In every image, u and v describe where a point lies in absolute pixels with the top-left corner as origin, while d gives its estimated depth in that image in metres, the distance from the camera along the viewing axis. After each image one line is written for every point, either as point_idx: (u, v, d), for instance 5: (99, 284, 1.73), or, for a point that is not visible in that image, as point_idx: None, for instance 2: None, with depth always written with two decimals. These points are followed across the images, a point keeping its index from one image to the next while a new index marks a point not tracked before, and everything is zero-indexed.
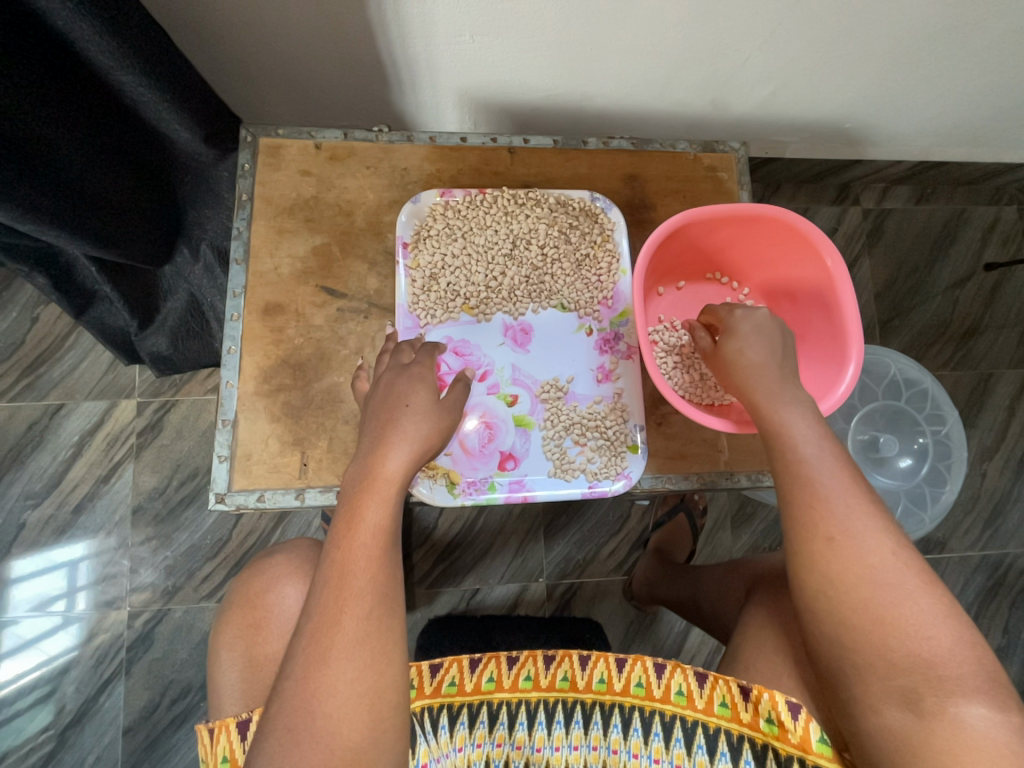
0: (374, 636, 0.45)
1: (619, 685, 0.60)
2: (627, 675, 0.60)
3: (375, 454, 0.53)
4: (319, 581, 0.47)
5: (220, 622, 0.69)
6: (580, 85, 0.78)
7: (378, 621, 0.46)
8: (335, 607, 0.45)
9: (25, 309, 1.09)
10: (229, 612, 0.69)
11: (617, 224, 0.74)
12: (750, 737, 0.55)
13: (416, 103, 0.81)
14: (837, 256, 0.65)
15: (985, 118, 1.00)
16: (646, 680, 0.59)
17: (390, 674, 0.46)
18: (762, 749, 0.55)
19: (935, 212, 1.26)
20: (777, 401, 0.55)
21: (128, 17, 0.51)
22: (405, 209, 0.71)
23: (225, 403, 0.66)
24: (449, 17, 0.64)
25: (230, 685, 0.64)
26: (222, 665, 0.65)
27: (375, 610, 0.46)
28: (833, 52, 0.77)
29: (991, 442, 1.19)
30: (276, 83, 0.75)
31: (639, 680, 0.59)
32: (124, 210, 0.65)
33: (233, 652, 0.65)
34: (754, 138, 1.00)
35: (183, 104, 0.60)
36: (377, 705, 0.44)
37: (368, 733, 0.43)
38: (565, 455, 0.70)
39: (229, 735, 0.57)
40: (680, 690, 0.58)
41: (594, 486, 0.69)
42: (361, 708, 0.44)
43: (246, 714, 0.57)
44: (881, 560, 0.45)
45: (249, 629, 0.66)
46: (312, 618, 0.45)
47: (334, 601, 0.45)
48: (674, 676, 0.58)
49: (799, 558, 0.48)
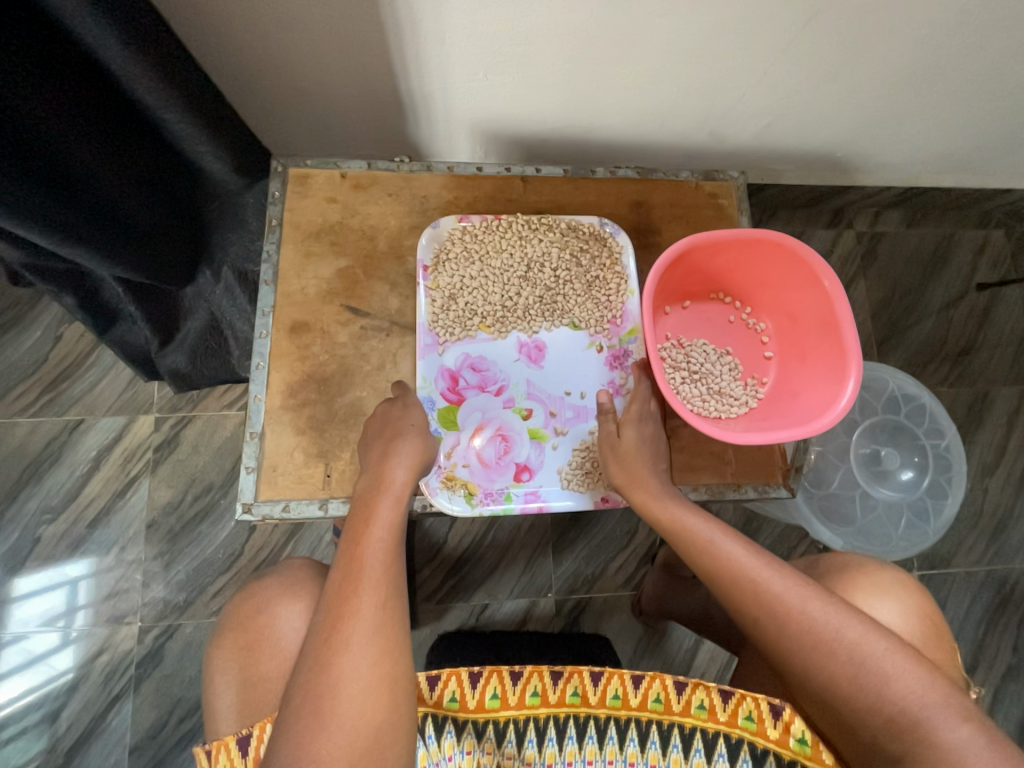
0: (390, 622, 0.49)
1: (635, 701, 0.61)
2: (644, 692, 0.61)
3: (383, 463, 0.59)
4: (336, 573, 0.51)
5: (212, 646, 0.70)
6: (588, 119, 0.83)
7: (392, 609, 0.49)
8: (353, 595, 0.48)
9: (50, 328, 1.13)
10: (220, 636, 0.70)
11: (624, 248, 0.78)
12: (776, 751, 0.58)
13: (431, 136, 0.85)
14: (834, 277, 0.69)
15: (972, 147, 1.05)
16: (665, 696, 0.61)
17: (403, 662, 0.48)
18: (788, 764, 0.57)
19: (927, 235, 1.30)
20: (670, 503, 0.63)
21: (177, 63, 0.55)
22: (425, 234, 0.75)
23: (253, 417, 0.69)
24: (464, 59, 0.69)
25: (225, 709, 0.65)
26: (216, 688, 0.67)
27: (389, 599, 0.50)
28: (826, 87, 0.82)
29: (991, 458, 1.22)
30: (301, 118, 0.79)
31: (657, 696, 0.61)
32: (154, 235, 0.69)
33: (227, 674, 0.67)
34: (751, 167, 1.05)
35: (218, 139, 0.64)
36: (394, 688, 0.47)
37: (387, 715, 0.46)
38: (577, 469, 0.73)
39: (228, 753, 0.58)
40: (701, 704, 0.60)
41: (606, 499, 0.72)
42: (381, 691, 0.46)
43: (247, 730, 0.59)
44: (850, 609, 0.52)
45: (242, 651, 0.68)
46: (329, 608, 0.48)
47: (352, 590, 0.49)
48: (696, 692, 0.61)
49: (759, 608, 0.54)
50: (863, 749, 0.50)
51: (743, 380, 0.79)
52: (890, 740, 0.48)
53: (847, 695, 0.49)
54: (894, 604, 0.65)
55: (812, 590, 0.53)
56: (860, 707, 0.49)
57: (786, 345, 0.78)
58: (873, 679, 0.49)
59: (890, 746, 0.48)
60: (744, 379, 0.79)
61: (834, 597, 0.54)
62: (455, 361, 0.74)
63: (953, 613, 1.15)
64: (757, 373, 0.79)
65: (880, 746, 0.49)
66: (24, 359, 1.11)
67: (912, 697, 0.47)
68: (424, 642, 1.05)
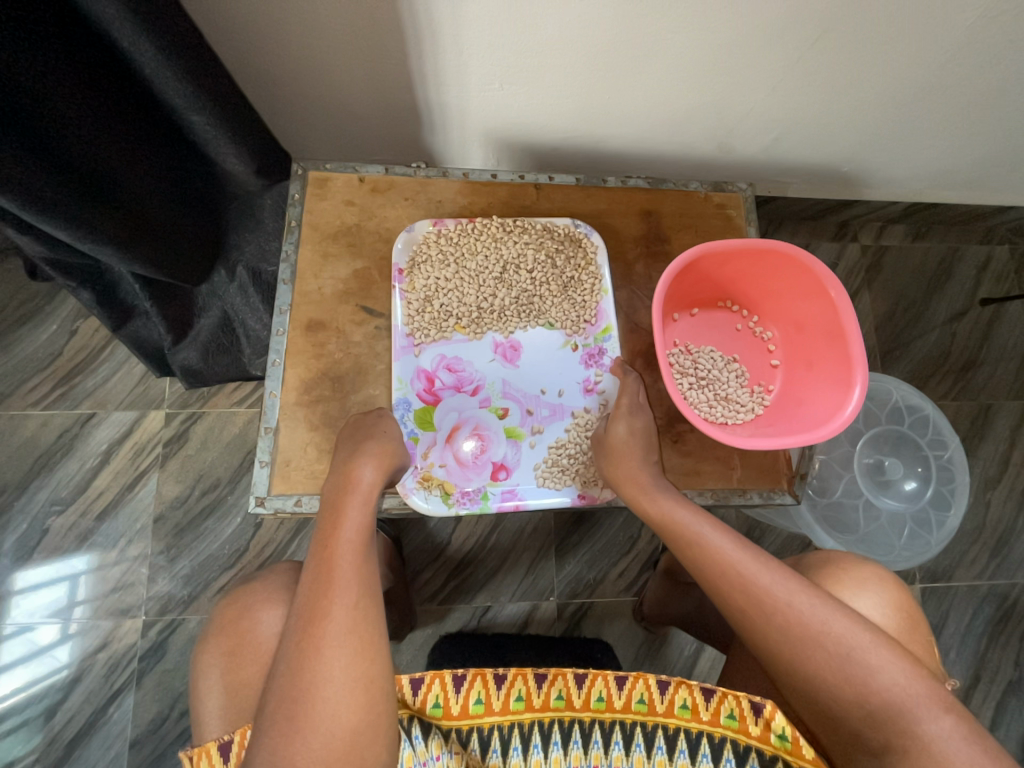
0: (363, 624, 0.50)
1: (619, 702, 0.63)
2: (627, 693, 0.63)
3: (350, 466, 0.60)
4: (307, 578, 0.51)
5: (201, 648, 0.71)
6: (600, 130, 0.85)
7: (365, 610, 0.50)
8: (325, 597, 0.49)
9: (66, 322, 1.14)
10: (209, 638, 0.71)
11: (599, 248, 0.79)
12: (757, 749, 0.59)
13: (446, 142, 0.86)
14: (841, 288, 0.70)
15: (976, 164, 1.06)
16: (648, 697, 0.63)
17: (378, 662, 0.49)
18: (770, 760, 0.58)
19: (931, 250, 1.32)
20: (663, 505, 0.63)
21: (210, 74, 0.57)
22: (401, 238, 0.75)
23: (268, 412, 0.71)
24: (482, 70, 0.70)
25: (210, 712, 0.66)
26: (202, 693, 0.67)
27: (361, 601, 0.50)
28: (833, 103, 0.83)
29: (994, 473, 1.23)
30: (320, 123, 0.81)
31: (640, 697, 0.63)
32: (174, 234, 0.71)
33: (212, 677, 0.67)
34: (759, 180, 1.06)
35: (242, 144, 0.66)
36: (370, 689, 0.48)
37: (364, 715, 0.47)
38: (552, 466, 0.74)
39: (209, 759, 0.59)
40: (683, 704, 0.62)
41: (583, 495, 0.73)
42: (357, 692, 0.47)
43: (227, 737, 0.59)
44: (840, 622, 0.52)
45: (228, 655, 0.68)
46: (301, 612, 0.49)
47: (323, 594, 0.50)
48: (678, 692, 0.62)
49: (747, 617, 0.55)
50: (848, 741, 0.51)
51: (750, 388, 0.81)
52: (875, 726, 0.48)
53: (833, 686, 0.50)
54: (895, 613, 0.66)
55: (801, 582, 0.55)
56: (846, 697, 0.50)
57: (792, 354, 0.79)
58: (860, 670, 0.50)
59: (875, 736, 0.49)
60: (750, 386, 0.81)
61: (818, 590, 0.55)
62: (431, 362, 0.75)
63: (954, 626, 1.16)
64: (763, 381, 0.81)
65: (864, 736, 0.49)
66: (39, 352, 1.13)
67: (900, 685, 0.49)
68: (425, 642, 1.06)
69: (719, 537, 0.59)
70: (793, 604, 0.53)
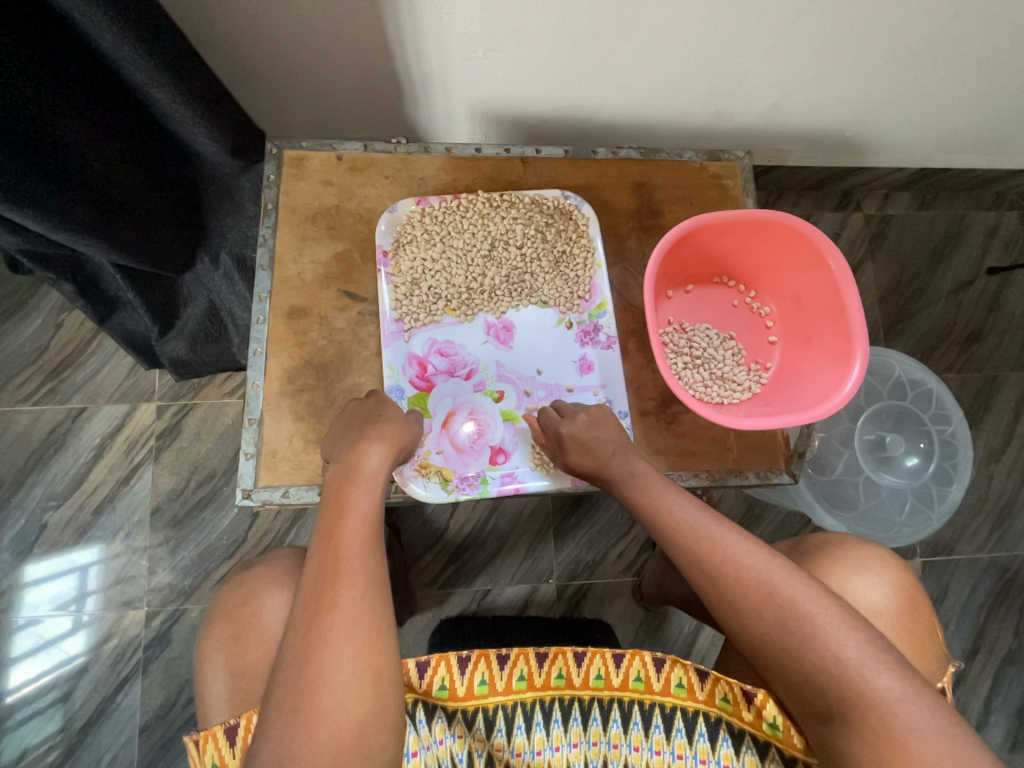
0: (370, 614, 0.48)
1: (617, 681, 0.61)
2: (625, 670, 0.61)
3: (356, 451, 0.59)
4: (313, 568, 0.50)
5: (203, 634, 0.69)
6: (590, 98, 0.81)
7: (373, 599, 0.49)
8: (332, 589, 0.48)
9: (50, 316, 1.13)
10: (211, 624, 0.69)
11: (590, 220, 0.76)
12: (751, 733, 0.58)
13: (430, 116, 0.83)
14: (840, 258, 0.67)
15: (984, 126, 1.02)
16: (645, 675, 0.61)
17: (386, 652, 0.48)
18: (763, 744, 0.57)
19: (936, 217, 1.28)
20: (658, 497, 0.60)
21: (167, 41, 0.54)
22: (384, 219, 0.73)
23: (251, 403, 0.69)
24: (463, 36, 0.67)
25: (216, 695, 0.65)
26: (205, 678, 0.66)
27: (369, 591, 0.49)
28: (834, 64, 0.79)
29: (999, 444, 1.20)
30: (298, 97, 0.78)
31: (638, 674, 0.61)
32: (150, 218, 0.68)
33: (215, 663, 0.66)
34: (757, 148, 1.02)
35: (212, 121, 0.63)
36: (378, 679, 0.47)
37: (371, 706, 0.46)
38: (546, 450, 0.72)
39: (216, 744, 0.58)
40: (680, 683, 0.61)
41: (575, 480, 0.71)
42: (365, 683, 0.46)
43: (232, 721, 0.59)
44: (844, 606, 0.50)
45: (231, 640, 0.67)
46: (307, 602, 0.48)
47: (330, 584, 0.48)
48: (675, 670, 0.61)
49: (738, 613, 0.52)
50: (807, 715, 0.50)
51: (746, 366, 0.78)
52: None
53: (795, 673, 0.48)
54: (894, 593, 0.64)
55: (761, 556, 0.53)
56: (793, 675, 0.49)
57: (791, 328, 0.76)
58: (795, 637, 0.48)
59: (819, 703, 0.47)
60: (747, 364, 0.78)
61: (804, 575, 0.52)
62: (423, 347, 0.73)
63: (956, 599, 1.15)
64: (760, 358, 0.78)
65: (814, 707, 0.48)
66: (26, 347, 1.11)
67: (832, 653, 0.47)
68: (425, 627, 1.06)
69: (712, 529, 0.56)
70: (786, 593, 0.50)
